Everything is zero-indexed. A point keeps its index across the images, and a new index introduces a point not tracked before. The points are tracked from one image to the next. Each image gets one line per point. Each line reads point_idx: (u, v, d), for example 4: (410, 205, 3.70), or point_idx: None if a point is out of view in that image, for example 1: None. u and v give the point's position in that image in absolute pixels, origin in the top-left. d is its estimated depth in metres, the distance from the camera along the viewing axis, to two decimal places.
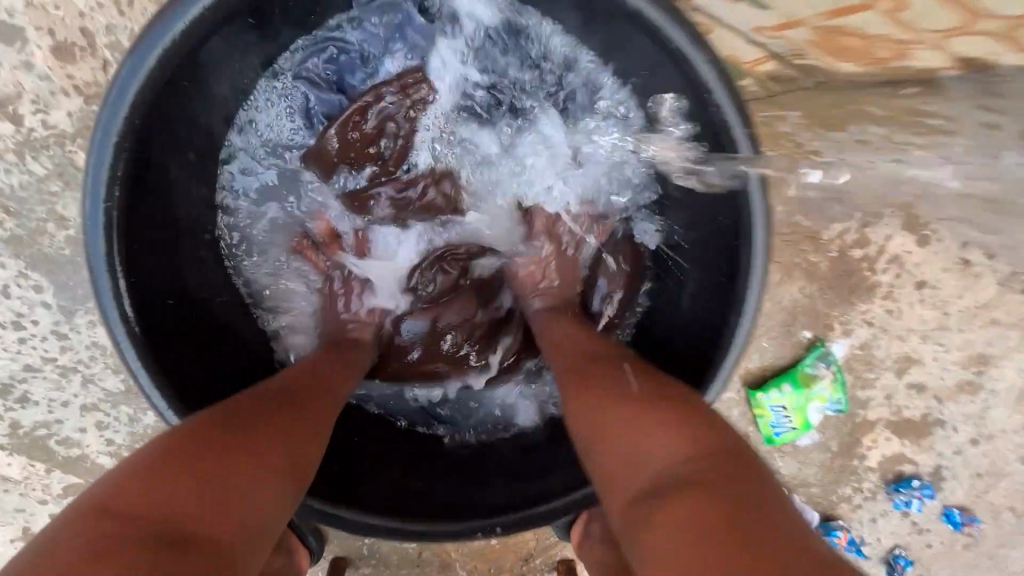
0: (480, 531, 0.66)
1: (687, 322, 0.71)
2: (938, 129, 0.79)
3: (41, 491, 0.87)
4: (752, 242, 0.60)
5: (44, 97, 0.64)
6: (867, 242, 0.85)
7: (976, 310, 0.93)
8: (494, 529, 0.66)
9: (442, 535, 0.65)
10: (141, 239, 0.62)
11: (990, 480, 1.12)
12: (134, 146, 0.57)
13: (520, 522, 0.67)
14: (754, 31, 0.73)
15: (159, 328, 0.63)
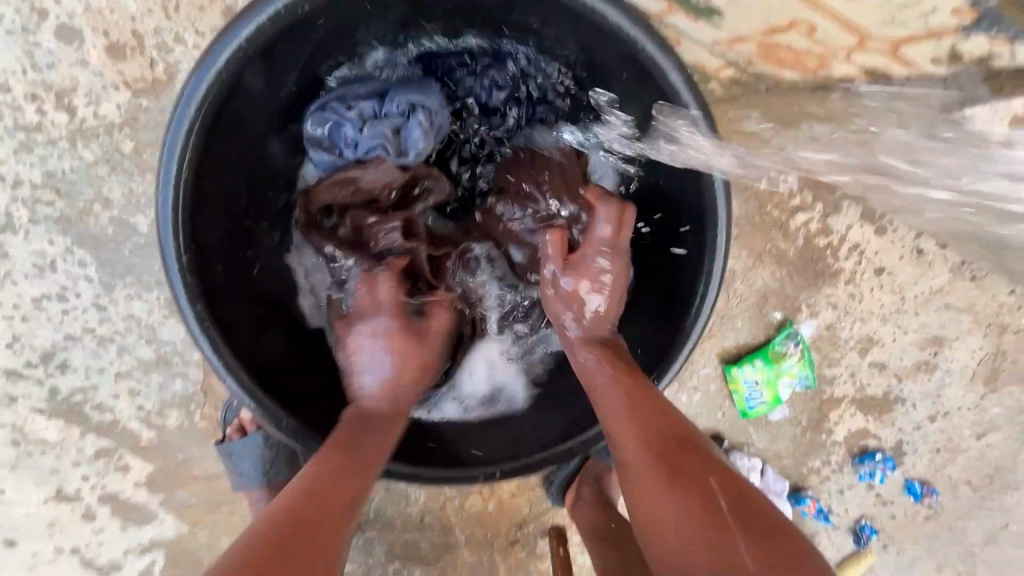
0: (482, 475, 0.74)
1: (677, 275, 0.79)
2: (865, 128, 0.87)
3: (74, 454, 0.94)
4: (713, 213, 0.70)
5: (96, 91, 0.72)
6: (830, 231, 0.95)
7: (930, 295, 1.03)
8: (494, 473, 0.75)
9: (448, 478, 0.73)
10: (205, 215, 0.67)
11: (947, 455, 1.22)
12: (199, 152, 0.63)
13: (520, 469, 0.76)
14: (711, 43, 0.83)
15: (230, 327, 0.70)
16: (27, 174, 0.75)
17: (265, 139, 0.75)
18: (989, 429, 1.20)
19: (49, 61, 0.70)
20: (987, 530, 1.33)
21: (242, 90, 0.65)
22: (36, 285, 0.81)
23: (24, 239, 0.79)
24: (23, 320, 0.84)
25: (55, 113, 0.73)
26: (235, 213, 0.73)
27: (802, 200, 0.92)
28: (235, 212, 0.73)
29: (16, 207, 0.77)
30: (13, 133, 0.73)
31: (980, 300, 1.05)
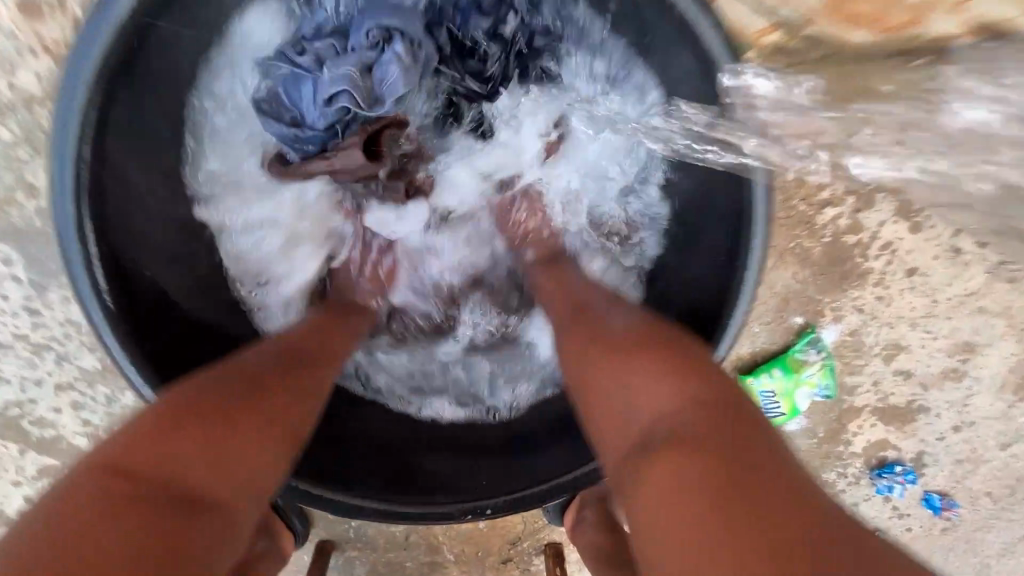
0: (468, 515, 0.75)
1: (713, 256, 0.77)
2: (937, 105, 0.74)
3: (13, 473, 0.84)
4: (751, 207, 0.67)
5: (10, 57, 0.60)
6: (860, 228, 0.85)
7: (963, 298, 0.94)
8: (483, 511, 0.75)
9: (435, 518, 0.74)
10: (115, 211, 0.65)
11: (969, 466, 1.14)
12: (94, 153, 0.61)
13: (509, 505, 0.75)
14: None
15: (150, 336, 0.69)
16: None
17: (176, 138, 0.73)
18: (1015, 439, 1.12)
19: None
20: (1005, 542, 1.27)
21: (128, 51, 0.60)
22: None
23: None
24: None
25: None
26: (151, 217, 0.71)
27: (832, 193, 0.82)
28: (150, 194, 0.71)
29: None
30: None
31: (1017, 304, 0.96)
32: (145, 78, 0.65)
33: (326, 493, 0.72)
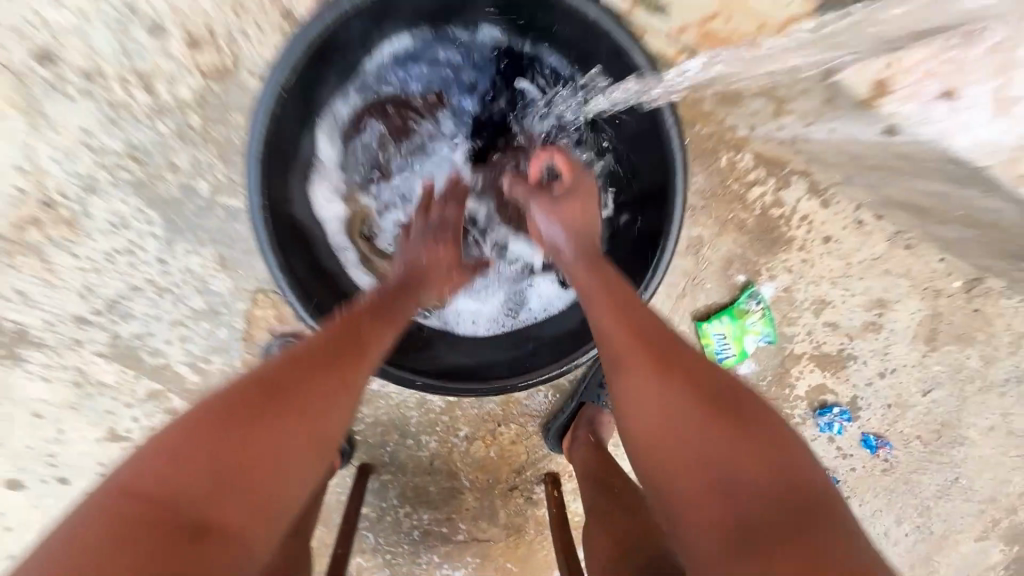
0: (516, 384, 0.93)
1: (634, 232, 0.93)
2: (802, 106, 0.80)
3: (128, 395, 1.07)
4: (675, 179, 0.79)
5: (175, 75, 0.87)
6: (782, 203, 1.11)
7: (873, 261, 1.20)
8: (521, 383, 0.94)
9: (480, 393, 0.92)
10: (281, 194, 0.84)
11: (897, 411, 1.38)
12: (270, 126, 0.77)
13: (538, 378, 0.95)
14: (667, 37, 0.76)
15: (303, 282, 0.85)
16: (112, 145, 0.90)
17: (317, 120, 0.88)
18: (933, 386, 1.36)
19: (137, 51, 0.85)
20: (938, 483, 1.49)
21: (335, 59, 0.81)
22: (108, 240, 0.95)
23: (104, 200, 0.93)
24: (96, 271, 0.97)
25: (139, 94, 0.88)
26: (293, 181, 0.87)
27: (757, 175, 1.08)
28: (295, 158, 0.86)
29: (98, 172, 0.91)
30: (102, 109, 0.88)
31: (915, 267, 1.22)
32: (332, 73, 0.83)
33: (391, 374, 0.91)
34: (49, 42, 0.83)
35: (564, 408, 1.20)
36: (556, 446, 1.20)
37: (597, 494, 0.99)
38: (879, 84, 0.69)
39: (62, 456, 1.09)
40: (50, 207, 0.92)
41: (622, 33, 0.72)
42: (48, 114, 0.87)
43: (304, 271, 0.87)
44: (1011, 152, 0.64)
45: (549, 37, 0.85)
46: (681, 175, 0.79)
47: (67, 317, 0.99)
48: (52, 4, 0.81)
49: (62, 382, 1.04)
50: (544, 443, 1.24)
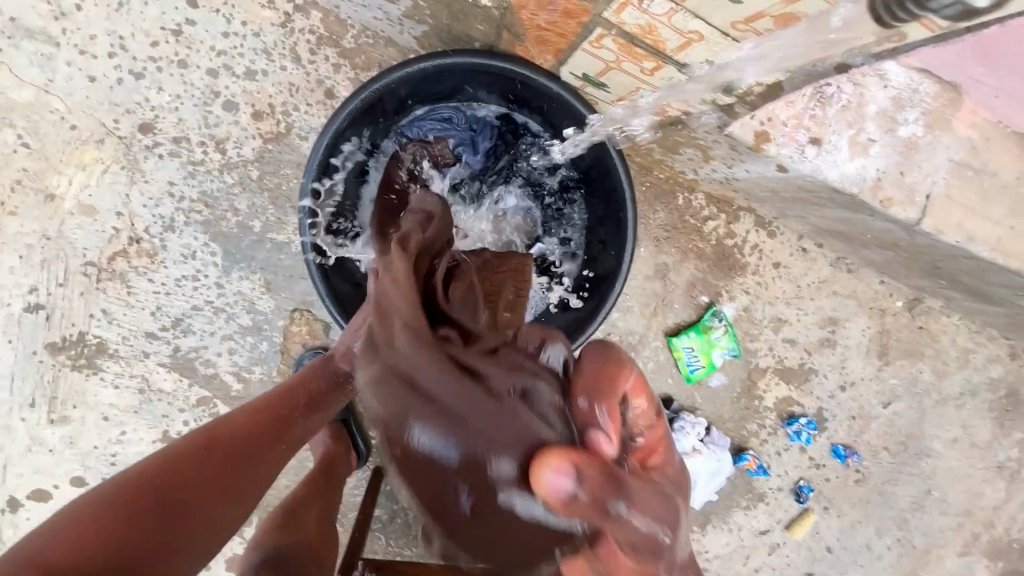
0: None
1: (597, 249, 1.06)
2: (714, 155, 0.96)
3: (181, 401, 1.26)
4: (626, 203, 0.95)
5: (241, 138, 1.12)
6: (734, 234, 1.32)
7: (820, 283, 1.39)
8: None
9: None
10: (326, 234, 0.99)
11: (862, 422, 1.51)
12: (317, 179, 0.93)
13: None
14: (611, 102, 0.93)
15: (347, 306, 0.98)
16: (189, 193, 1.14)
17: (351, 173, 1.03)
18: (892, 398, 1.50)
19: (215, 121, 1.11)
20: (912, 495, 1.59)
21: (363, 123, 0.97)
22: (179, 268, 1.18)
23: (178, 236, 1.16)
24: (167, 294, 1.19)
25: (213, 153, 1.12)
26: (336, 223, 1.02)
27: (710, 212, 1.30)
28: (336, 203, 1.01)
29: (176, 214, 1.15)
30: (184, 165, 1.12)
31: (859, 288, 1.41)
32: (365, 134, 1.00)
33: None
34: (151, 117, 1.10)
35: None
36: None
37: None
38: (759, 134, 0.80)
39: (121, 456, 1.27)
40: (136, 242, 1.15)
41: (578, 99, 0.89)
42: (144, 170, 1.12)
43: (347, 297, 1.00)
44: (874, 183, 0.85)
45: (529, 100, 0.98)
46: (631, 199, 0.95)
47: (140, 332, 1.21)
48: (157, 90, 1.09)
49: (129, 389, 1.24)
50: None
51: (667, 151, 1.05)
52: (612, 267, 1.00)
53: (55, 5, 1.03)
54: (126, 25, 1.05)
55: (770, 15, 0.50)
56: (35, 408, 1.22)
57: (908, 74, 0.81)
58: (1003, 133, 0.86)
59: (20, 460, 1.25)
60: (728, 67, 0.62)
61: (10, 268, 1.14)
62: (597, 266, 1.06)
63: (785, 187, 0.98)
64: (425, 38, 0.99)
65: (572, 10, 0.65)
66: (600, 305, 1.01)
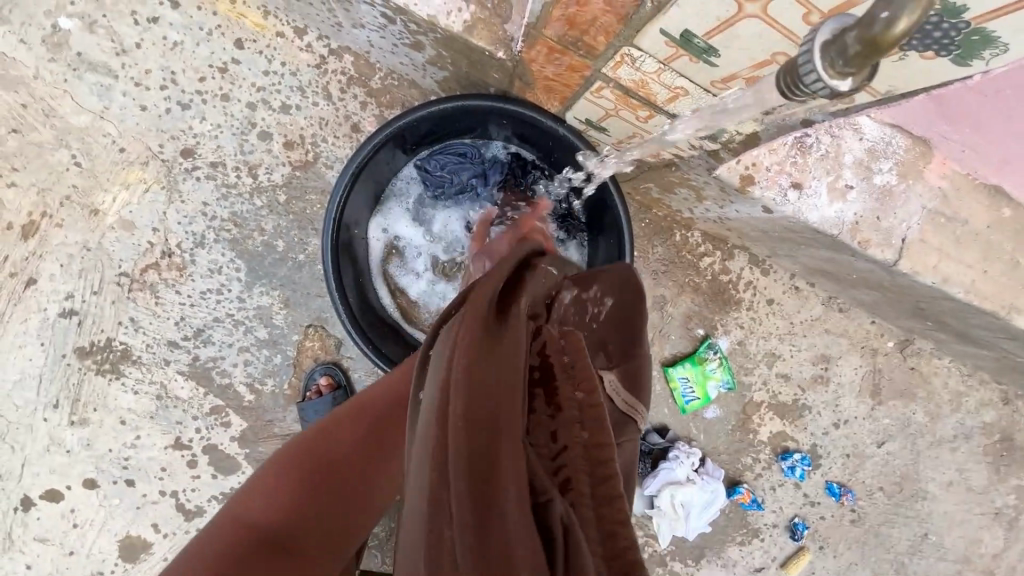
0: None
1: None
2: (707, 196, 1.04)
3: (196, 409, 1.32)
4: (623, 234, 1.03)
5: (272, 165, 1.22)
6: (729, 271, 1.39)
7: (812, 321, 1.44)
8: None
9: None
10: (346, 258, 1.07)
11: (856, 461, 1.53)
12: (341, 204, 1.01)
13: None
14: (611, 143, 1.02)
15: (362, 326, 1.04)
16: (220, 213, 1.23)
17: (372, 200, 1.12)
18: (886, 438, 1.52)
19: (250, 149, 1.21)
20: (909, 539, 1.58)
21: (384, 156, 1.06)
22: (206, 282, 1.26)
23: (207, 252, 1.25)
24: (191, 305, 1.27)
25: (246, 177, 1.22)
26: (354, 248, 1.10)
27: (706, 249, 1.38)
28: (355, 229, 1.09)
29: (207, 232, 1.24)
30: (219, 188, 1.22)
31: (851, 327, 1.46)
32: (385, 167, 1.10)
33: None
34: (192, 142, 1.20)
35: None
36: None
37: None
38: (745, 177, 0.88)
39: (134, 460, 1.32)
40: (169, 256, 1.24)
41: (579, 138, 0.98)
42: (182, 191, 1.22)
43: (362, 318, 1.07)
44: (852, 226, 0.92)
45: (535, 140, 1.09)
46: (627, 230, 1.03)
47: (163, 341, 1.28)
48: (200, 120, 1.20)
49: (147, 394, 1.30)
50: None
51: (665, 190, 1.13)
52: None
53: (118, 42, 1.15)
54: (179, 61, 1.17)
55: (742, 77, 0.59)
56: (58, 409, 1.28)
57: (882, 129, 0.89)
58: (972, 184, 0.93)
59: (38, 460, 1.30)
60: (710, 120, 0.70)
61: (50, 275, 1.22)
62: None
63: (773, 228, 1.06)
64: (446, 81, 1.09)
65: (576, 65, 0.73)
66: None
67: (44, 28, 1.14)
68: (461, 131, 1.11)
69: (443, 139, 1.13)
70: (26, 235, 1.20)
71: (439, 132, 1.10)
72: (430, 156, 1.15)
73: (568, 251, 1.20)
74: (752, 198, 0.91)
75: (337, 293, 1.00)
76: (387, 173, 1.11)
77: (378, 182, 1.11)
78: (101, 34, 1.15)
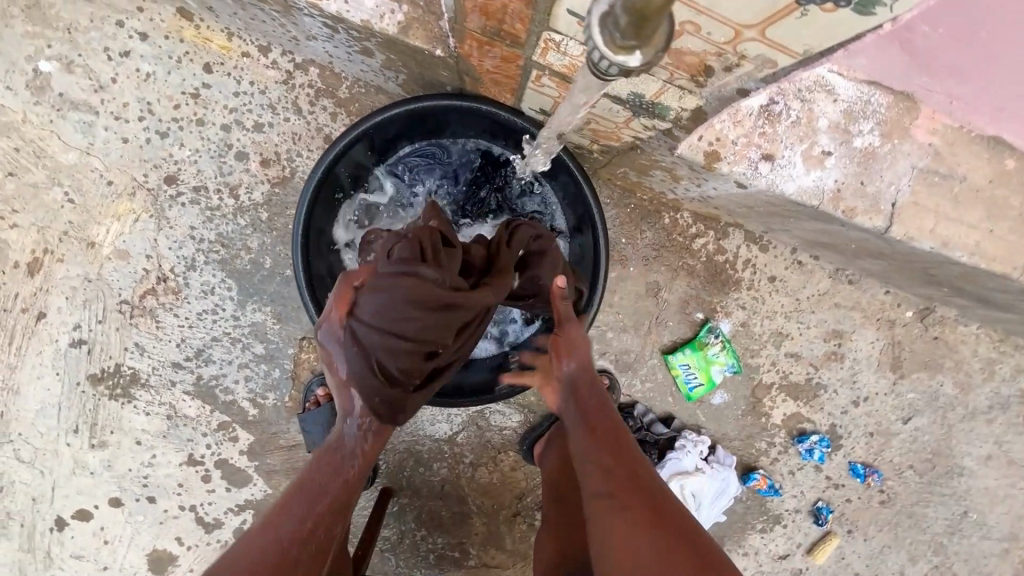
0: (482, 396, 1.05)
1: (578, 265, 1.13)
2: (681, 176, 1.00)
3: (204, 426, 1.36)
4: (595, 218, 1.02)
5: (251, 184, 1.24)
6: (724, 250, 1.34)
7: (820, 296, 1.37)
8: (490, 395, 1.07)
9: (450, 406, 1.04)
10: (320, 271, 1.07)
11: (881, 439, 1.45)
12: (307, 219, 1.02)
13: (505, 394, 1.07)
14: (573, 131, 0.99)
15: None
16: (208, 235, 1.26)
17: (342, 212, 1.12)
18: (912, 414, 1.43)
19: (229, 170, 1.24)
20: (947, 518, 1.48)
21: (347, 166, 1.06)
22: (201, 303, 1.29)
23: (199, 274, 1.28)
24: (190, 327, 1.31)
25: (228, 199, 1.25)
26: (328, 260, 1.11)
27: (698, 229, 1.32)
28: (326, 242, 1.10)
29: (197, 255, 1.27)
30: (204, 211, 1.25)
31: (863, 300, 1.38)
32: (350, 176, 1.10)
33: None
34: (174, 169, 1.23)
35: (541, 425, 1.39)
36: (527, 454, 1.38)
37: (551, 506, 1.11)
38: (710, 154, 0.83)
39: (153, 478, 1.38)
40: (164, 281, 1.28)
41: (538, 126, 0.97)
42: (169, 217, 1.25)
43: None
44: (834, 194, 0.86)
45: (496, 133, 1.07)
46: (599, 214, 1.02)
47: (167, 363, 1.33)
48: (179, 146, 1.23)
49: (158, 415, 1.35)
50: (520, 452, 1.41)
51: (640, 174, 1.09)
52: (591, 283, 1.07)
53: (95, 80, 1.19)
54: (153, 92, 1.20)
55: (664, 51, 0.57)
56: (78, 434, 1.35)
57: (858, 87, 0.82)
58: (967, 138, 0.86)
59: (66, 483, 1.37)
60: (651, 98, 0.68)
61: (58, 308, 1.28)
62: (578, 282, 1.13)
63: (756, 203, 1.00)
64: (406, 84, 1.08)
65: (508, 57, 0.71)
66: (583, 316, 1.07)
67: (26, 73, 1.19)
68: (422, 133, 1.10)
69: (406, 143, 1.12)
70: (33, 272, 1.26)
71: (400, 136, 1.09)
72: (395, 161, 1.14)
73: None
74: (721, 175, 0.86)
75: (311, 307, 1.01)
76: (353, 183, 1.11)
77: (344, 193, 1.11)
78: (79, 73, 1.19)
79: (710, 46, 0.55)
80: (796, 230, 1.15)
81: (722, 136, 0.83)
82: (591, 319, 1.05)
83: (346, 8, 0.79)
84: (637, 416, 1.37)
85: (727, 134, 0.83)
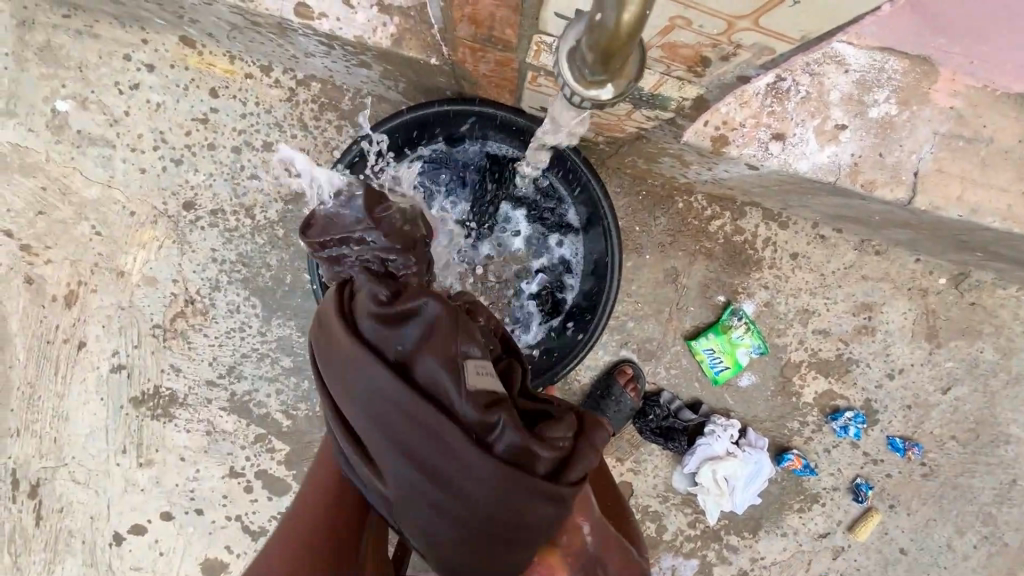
0: None
1: (593, 258, 1.13)
2: (690, 162, 0.97)
3: (243, 439, 1.41)
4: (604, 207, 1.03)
5: (266, 204, 1.27)
6: (742, 230, 1.31)
7: (846, 270, 1.33)
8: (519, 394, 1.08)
9: None
10: None
11: (920, 411, 1.40)
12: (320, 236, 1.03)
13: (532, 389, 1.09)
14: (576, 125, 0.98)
15: None
16: (229, 256, 1.30)
17: None
18: (952, 383, 1.39)
19: (243, 191, 1.26)
20: (995, 487, 1.43)
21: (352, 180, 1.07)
22: (228, 322, 1.33)
23: (224, 294, 1.32)
24: (220, 345, 1.35)
25: (245, 219, 1.28)
26: None
27: (713, 211, 1.30)
28: None
29: (221, 275, 1.31)
30: (223, 233, 1.28)
31: (892, 269, 1.33)
32: None
33: None
34: (191, 194, 1.27)
35: None
36: None
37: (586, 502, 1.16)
38: (717, 139, 0.81)
39: (198, 491, 1.43)
40: (192, 303, 1.33)
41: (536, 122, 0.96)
42: (191, 242, 1.29)
43: None
44: (852, 169, 0.83)
45: (497, 133, 1.07)
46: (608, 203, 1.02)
47: (202, 381, 1.37)
48: (195, 171, 1.26)
49: (198, 431, 1.41)
50: None
51: (649, 162, 1.07)
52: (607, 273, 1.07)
53: (109, 114, 1.23)
54: (165, 121, 1.24)
55: (655, 46, 0.57)
56: (127, 454, 1.41)
57: (869, 56, 0.79)
58: (992, 97, 0.82)
59: (119, 500, 1.43)
60: (650, 90, 0.67)
61: (96, 336, 1.34)
62: (594, 275, 1.13)
63: (770, 182, 0.97)
64: (407, 92, 1.08)
65: (502, 61, 0.71)
66: (600, 307, 1.07)
67: (45, 113, 1.23)
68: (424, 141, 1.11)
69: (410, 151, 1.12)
70: (70, 303, 1.32)
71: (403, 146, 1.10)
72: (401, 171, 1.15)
73: (558, 235, 1.18)
74: (731, 159, 0.83)
75: None
76: None
77: None
78: (94, 109, 1.23)
79: (703, 38, 0.53)
80: (816, 205, 1.12)
81: (730, 119, 0.80)
82: (609, 309, 1.05)
83: (339, 26, 0.80)
84: (664, 403, 1.36)
85: (736, 118, 0.81)
